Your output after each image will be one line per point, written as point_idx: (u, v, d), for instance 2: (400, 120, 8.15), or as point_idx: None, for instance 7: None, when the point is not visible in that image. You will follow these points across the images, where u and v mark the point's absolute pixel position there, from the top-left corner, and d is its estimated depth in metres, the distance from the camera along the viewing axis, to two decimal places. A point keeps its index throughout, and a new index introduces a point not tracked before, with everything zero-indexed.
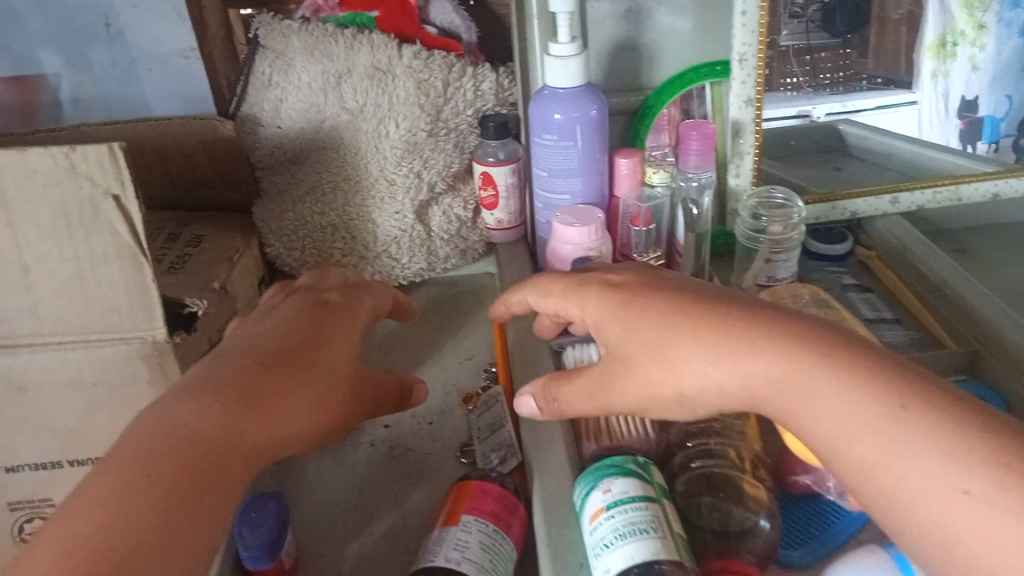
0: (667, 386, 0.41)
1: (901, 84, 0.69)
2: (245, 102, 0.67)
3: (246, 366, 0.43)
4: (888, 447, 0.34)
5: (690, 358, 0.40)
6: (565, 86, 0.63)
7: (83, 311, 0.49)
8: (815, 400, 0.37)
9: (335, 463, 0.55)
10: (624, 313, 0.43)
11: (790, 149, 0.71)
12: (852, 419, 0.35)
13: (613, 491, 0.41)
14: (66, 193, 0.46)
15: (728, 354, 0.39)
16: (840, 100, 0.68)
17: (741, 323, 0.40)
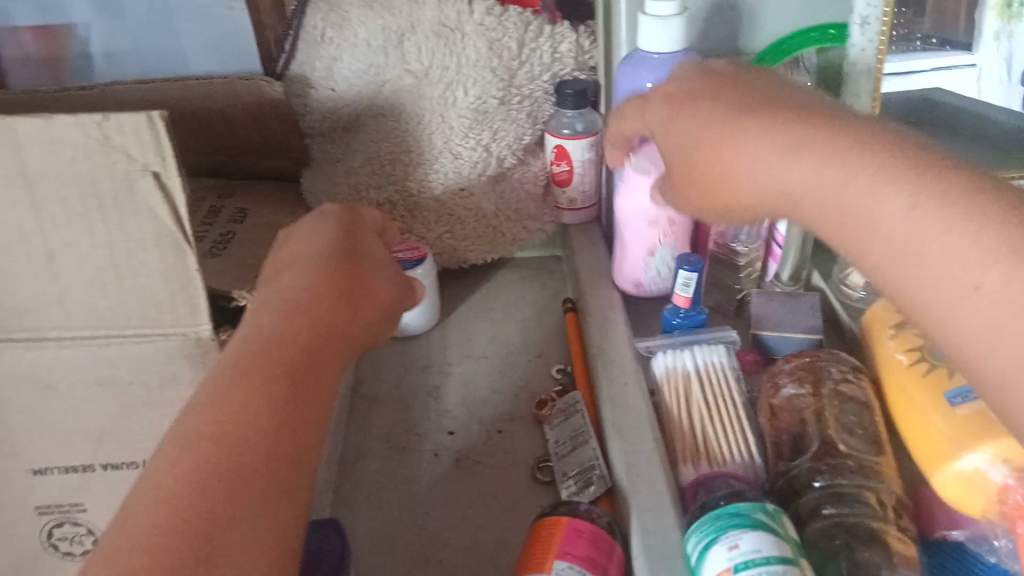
0: (724, 171, 0.37)
1: (957, 44, 0.57)
2: (295, 60, 0.59)
3: (265, 342, 0.40)
4: (904, 239, 0.29)
5: (730, 164, 0.36)
6: (660, 52, 0.55)
7: (119, 304, 0.43)
8: (827, 197, 0.32)
9: (395, 475, 0.50)
10: (682, 121, 0.40)
11: (891, 123, 0.60)
12: (870, 218, 0.30)
13: (741, 548, 0.34)
14: (99, 169, 0.40)
15: (755, 131, 0.35)
16: (894, 62, 0.57)
17: (779, 111, 0.35)
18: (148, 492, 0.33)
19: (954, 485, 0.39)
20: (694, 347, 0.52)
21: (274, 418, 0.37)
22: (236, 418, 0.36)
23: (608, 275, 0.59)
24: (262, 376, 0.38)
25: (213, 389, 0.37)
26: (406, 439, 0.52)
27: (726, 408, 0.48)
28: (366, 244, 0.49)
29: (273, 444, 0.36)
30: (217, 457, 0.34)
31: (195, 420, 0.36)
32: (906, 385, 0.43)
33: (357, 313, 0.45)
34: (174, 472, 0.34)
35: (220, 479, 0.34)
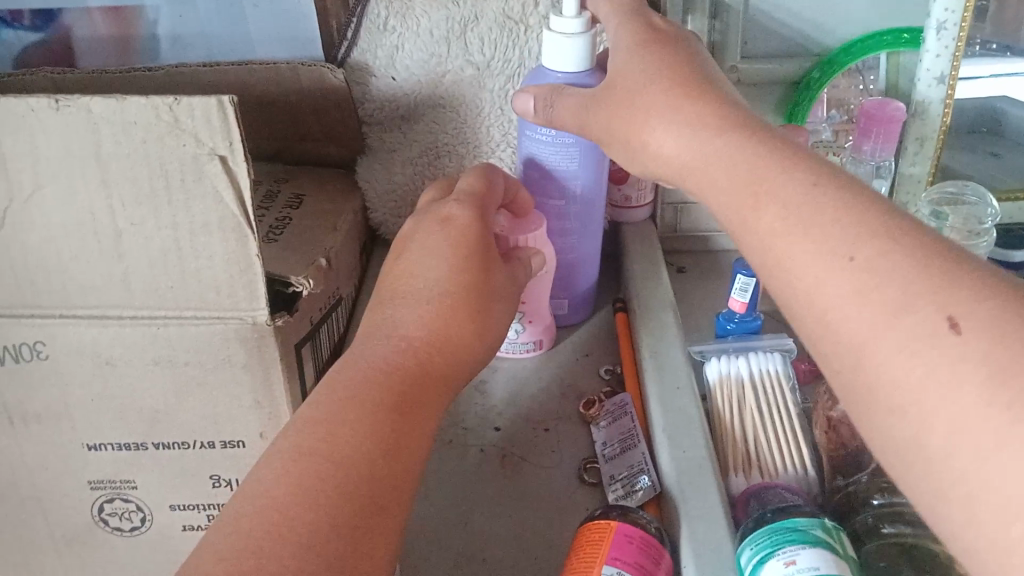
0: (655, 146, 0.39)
1: (1021, 49, 0.54)
2: (357, 47, 0.59)
3: (368, 368, 0.41)
4: (799, 220, 0.31)
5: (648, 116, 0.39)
6: (563, 73, 0.48)
7: (181, 284, 0.44)
8: (715, 185, 0.35)
9: (440, 468, 0.50)
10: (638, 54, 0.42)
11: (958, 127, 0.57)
12: (767, 185, 0.32)
13: (799, 565, 0.34)
14: (168, 149, 0.41)
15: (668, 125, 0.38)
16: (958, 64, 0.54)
17: (695, 101, 0.37)
18: (272, 480, 0.35)
19: None
20: (750, 355, 0.51)
21: (383, 442, 0.37)
22: (345, 441, 0.37)
23: (663, 278, 0.59)
24: (359, 419, 0.38)
25: (319, 410, 0.38)
26: (452, 432, 0.52)
27: (779, 418, 0.48)
28: (488, 254, 0.47)
29: (359, 487, 0.36)
30: (327, 489, 0.35)
31: (322, 420, 0.38)
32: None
33: (454, 326, 0.44)
34: (273, 508, 0.34)
35: (300, 523, 0.33)
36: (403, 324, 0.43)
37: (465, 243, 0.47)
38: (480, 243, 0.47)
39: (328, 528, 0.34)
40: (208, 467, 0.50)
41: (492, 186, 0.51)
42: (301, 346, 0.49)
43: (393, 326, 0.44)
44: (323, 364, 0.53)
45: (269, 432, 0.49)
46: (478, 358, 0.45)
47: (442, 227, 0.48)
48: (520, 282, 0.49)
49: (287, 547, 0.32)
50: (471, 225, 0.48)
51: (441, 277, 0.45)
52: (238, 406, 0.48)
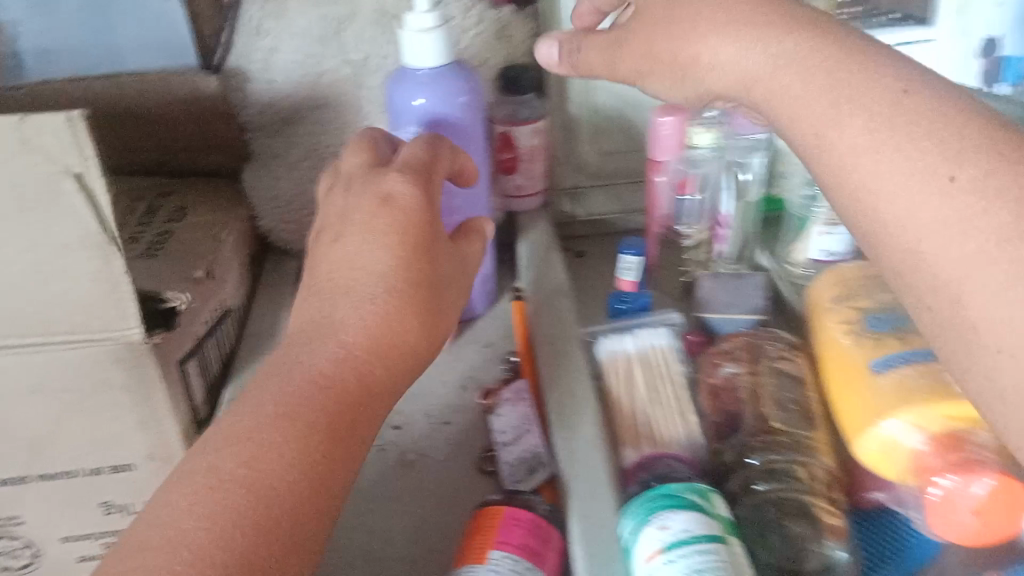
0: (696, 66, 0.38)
1: (920, 19, 0.56)
2: (232, 52, 0.58)
3: (308, 372, 0.37)
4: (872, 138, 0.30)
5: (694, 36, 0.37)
6: (427, 69, 0.51)
7: (46, 308, 0.42)
8: (788, 98, 0.33)
9: None
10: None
11: None
12: (852, 96, 0.31)
13: (672, 529, 0.35)
14: (20, 169, 0.39)
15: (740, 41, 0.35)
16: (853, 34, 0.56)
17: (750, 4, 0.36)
18: (179, 503, 0.32)
19: (874, 450, 0.39)
20: (639, 330, 0.53)
21: (305, 456, 0.34)
22: (264, 458, 0.34)
23: (556, 263, 0.59)
24: (291, 426, 0.35)
25: (247, 418, 0.35)
26: None
27: (667, 390, 0.49)
28: (427, 240, 0.43)
29: (273, 501, 0.33)
30: (232, 515, 0.32)
31: (246, 431, 0.35)
32: (853, 358, 0.43)
33: (400, 322, 0.40)
34: (174, 536, 0.31)
35: (203, 543, 0.31)
36: (347, 323, 0.39)
37: (410, 229, 0.42)
38: (423, 227, 0.43)
39: (239, 540, 0.31)
40: (99, 493, 0.49)
41: (432, 165, 0.46)
42: (185, 363, 0.48)
43: (392, 338, 0.40)
44: (213, 377, 0.52)
45: (158, 452, 0.48)
46: (421, 356, 0.41)
47: (382, 206, 0.43)
48: (457, 266, 0.46)
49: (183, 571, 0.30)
50: (409, 210, 0.43)
51: (393, 262, 0.41)
52: (123, 427, 0.47)
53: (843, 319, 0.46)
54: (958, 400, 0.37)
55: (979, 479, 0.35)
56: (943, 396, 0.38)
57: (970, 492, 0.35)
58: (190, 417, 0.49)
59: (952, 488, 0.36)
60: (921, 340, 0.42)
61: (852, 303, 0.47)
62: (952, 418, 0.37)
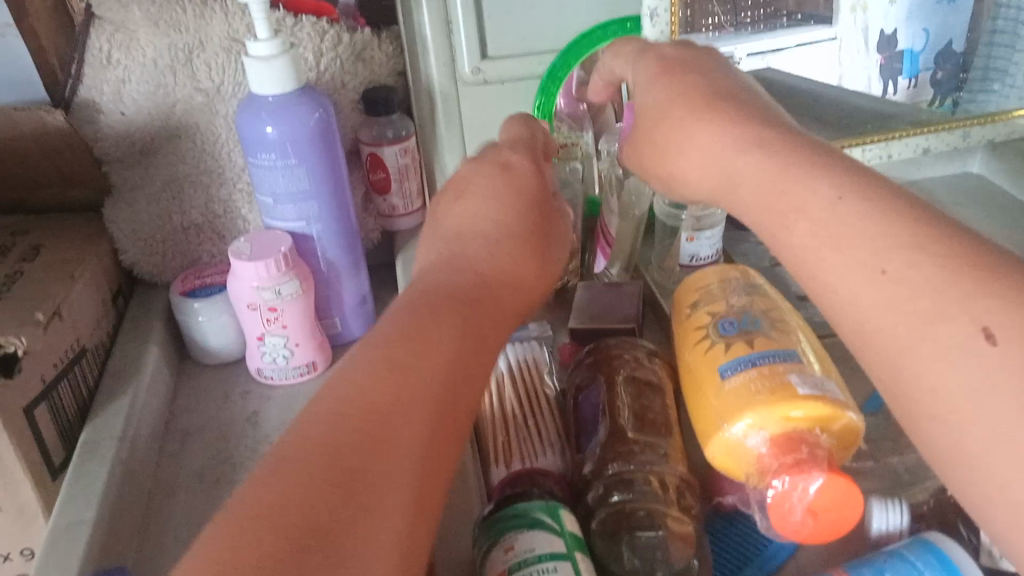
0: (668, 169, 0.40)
1: (820, 18, 0.60)
2: (82, 84, 0.56)
3: (457, 302, 0.36)
4: (817, 236, 0.31)
5: (675, 138, 0.39)
6: (274, 95, 0.51)
7: None
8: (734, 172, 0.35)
9: (207, 509, 0.48)
10: (661, 85, 0.42)
11: None
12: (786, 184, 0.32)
13: (517, 549, 0.35)
14: None
15: (697, 139, 0.38)
16: (764, 38, 0.59)
17: (715, 109, 0.38)
18: (340, 416, 0.29)
19: (719, 454, 0.40)
20: (510, 346, 0.53)
21: (456, 386, 0.33)
22: (415, 379, 0.32)
23: None
24: (434, 335, 0.34)
25: (390, 340, 0.33)
26: (222, 471, 0.51)
27: (536, 406, 0.49)
28: (550, 206, 0.44)
29: (429, 407, 0.31)
30: (392, 433, 0.29)
31: (394, 354, 0.32)
32: (705, 365, 0.44)
33: (532, 264, 0.40)
34: (334, 447, 0.28)
35: (377, 435, 0.29)
36: (490, 265, 0.39)
37: (530, 192, 0.43)
38: (545, 195, 0.44)
39: (400, 441, 0.29)
40: None
41: (533, 142, 0.48)
42: (33, 408, 0.46)
43: (518, 281, 0.39)
44: (71, 421, 0.50)
45: (9, 503, 0.45)
46: (540, 297, 0.41)
47: (503, 170, 0.44)
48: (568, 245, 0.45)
49: (350, 452, 0.28)
50: (533, 172, 0.45)
51: (533, 223, 0.42)
52: None
53: (699, 325, 0.47)
54: (803, 401, 0.38)
55: (811, 479, 0.36)
56: (781, 399, 0.39)
57: (806, 493, 0.36)
58: (44, 464, 0.47)
59: (789, 488, 0.37)
60: (771, 343, 0.43)
61: (708, 308, 0.49)
62: (789, 420, 0.39)
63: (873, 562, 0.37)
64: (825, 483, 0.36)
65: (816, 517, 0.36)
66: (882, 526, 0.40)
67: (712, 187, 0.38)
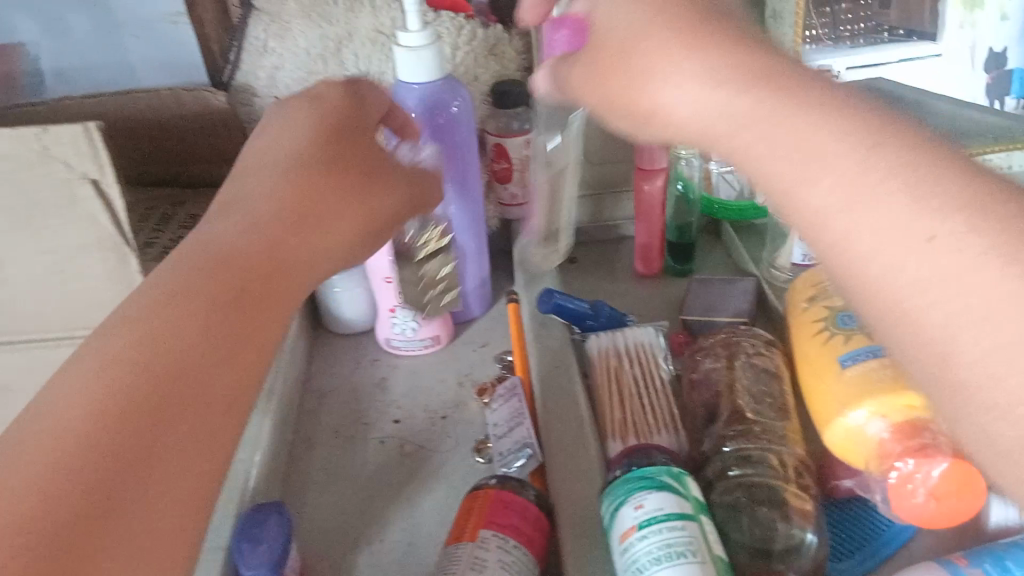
0: (661, 110, 0.32)
1: (925, 34, 0.58)
2: (240, 70, 0.62)
3: (248, 258, 0.37)
4: (858, 194, 0.26)
5: (643, 77, 0.31)
6: (416, 82, 0.54)
7: (64, 299, 0.46)
8: None
9: (341, 463, 0.52)
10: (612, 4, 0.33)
11: None
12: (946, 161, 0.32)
13: (645, 507, 0.37)
14: (39, 178, 0.43)
15: (690, 70, 0.30)
16: (865, 53, 0.57)
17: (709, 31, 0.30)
18: (89, 366, 0.31)
19: (838, 439, 0.41)
20: (625, 330, 0.55)
21: (184, 348, 0.33)
22: (154, 343, 0.32)
23: (548, 271, 0.63)
24: (189, 310, 0.34)
25: (142, 289, 0.34)
26: (354, 429, 0.55)
27: (652, 386, 0.51)
28: (370, 160, 0.44)
29: (178, 379, 0.32)
30: (116, 397, 0.30)
31: (154, 299, 0.34)
32: (823, 354, 0.46)
33: (302, 201, 0.41)
34: (90, 404, 0.29)
35: (142, 415, 0.30)
36: (263, 202, 0.40)
37: (336, 130, 0.44)
38: (349, 134, 0.44)
39: (168, 425, 0.30)
40: None
41: (365, 93, 0.47)
42: None
43: (291, 226, 0.40)
44: None
45: None
46: (343, 246, 0.42)
47: (312, 106, 0.45)
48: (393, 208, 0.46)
49: (120, 427, 0.29)
50: (342, 109, 0.45)
51: (312, 178, 0.41)
52: None
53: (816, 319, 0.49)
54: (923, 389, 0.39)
55: (935, 463, 0.37)
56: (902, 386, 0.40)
57: (929, 476, 0.37)
58: None
59: (912, 471, 0.38)
60: None
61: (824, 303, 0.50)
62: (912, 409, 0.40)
63: (997, 551, 0.37)
64: (949, 467, 0.37)
65: (937, 500, 0.37)
66: (1001, 519, 0.40)
67: (700, 133, 0.31)
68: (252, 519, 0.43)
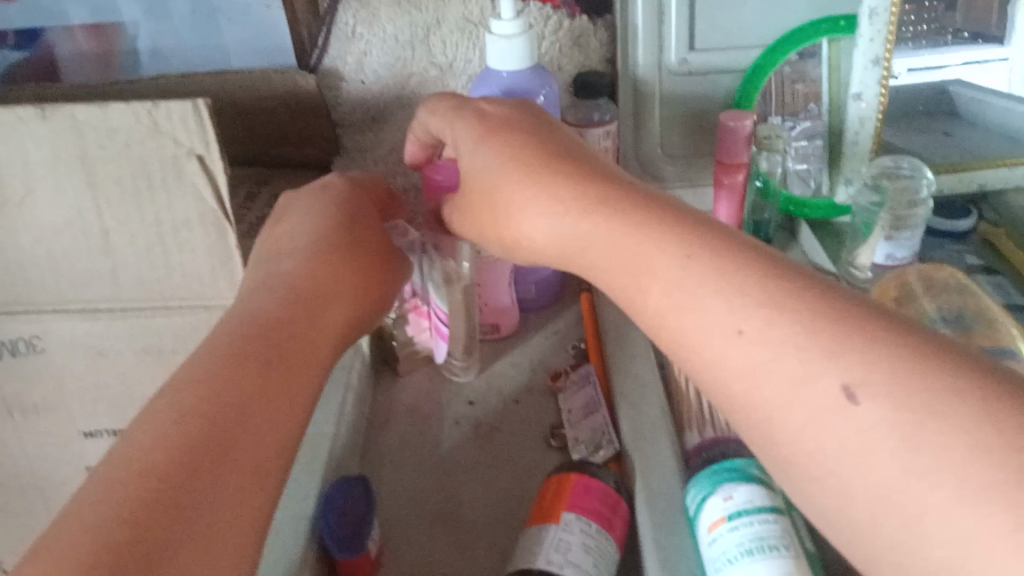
0: (511, 230, 0.41)
1: (991, 37, 0.59)
2: (327, 55, 0.63)
3: (265, 325, 0.39)
4: (676, 295, 0.33)
5: (513, 209, 0.40)
6: (506, 70, 0.55)
7: (164, 271, 0.48)
8: None
9: (416, 442, 0.53)
10: (488, 148, 0.42)
11: (906, 113, 0.62)
12: None
13: (735, 499, 0.37)
14: (149, 152, 0.45)
15: (542, 208, 0.39)
16: (924, 54, 0.59)
17: (558, 173, 0.39)
18: (150, 430, 0.32)
19: None
20: None
21: (244, 420, 0.34)
22: (215, 406, 0.34)
23: None
24: (240, 376, 0.36)
25: (200, 358, 0.36)
26: (429, 409, 0.56)
27: None
28: (364, 237, 0.47)
29: (232, 443, 0.33)
30: (176, 452, 0.32)
31: (206, 366, 0.36)
32: None
33: (329, 287, 0.43)
34: (148, 457, 0.31)
35: (200, 467, 0.32)
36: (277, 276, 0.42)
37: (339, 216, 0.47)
38: (353, 224, 0.47)
39: (216, 481, 0.32)
40: None
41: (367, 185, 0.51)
42: None
43: (316, 307, 0.42)
44: None
45: None
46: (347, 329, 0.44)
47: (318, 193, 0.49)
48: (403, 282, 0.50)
49: (179, 475, 0.31)
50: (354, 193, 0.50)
51: (321, 254, 0.44)
52: None
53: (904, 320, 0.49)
54: None
55: None
56: None
57: None
58: None
59: None
60: None
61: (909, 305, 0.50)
62: None
63: None
64: None
65: None
66: None
67: (556, 256, 0.39)
68: (337, 492, 0.44)
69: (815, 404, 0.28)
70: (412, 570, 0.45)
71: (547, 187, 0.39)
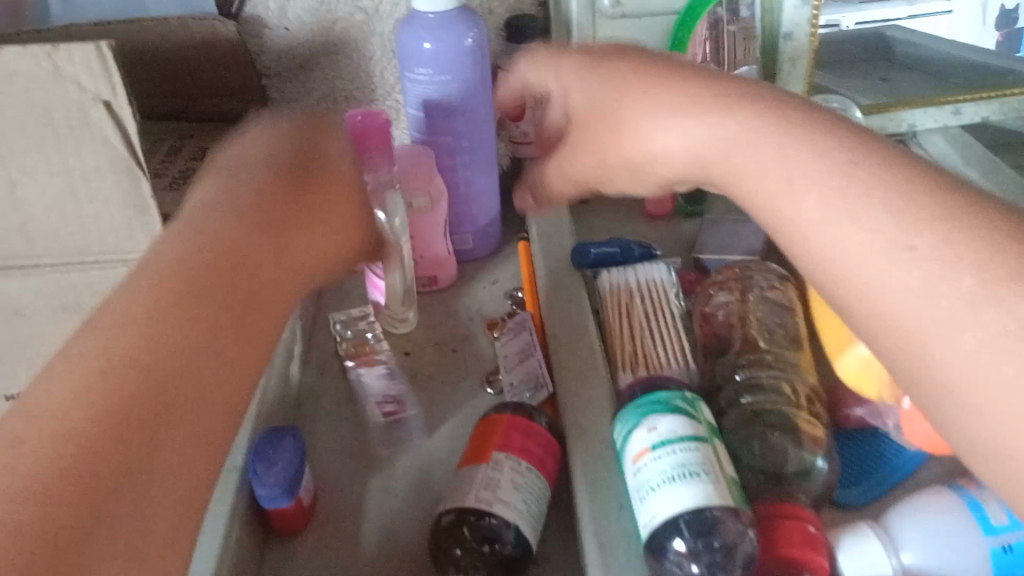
0: (634, 147, 0.40)
1: None
2: (248, 1, 0.60)
3: (237, 257, 0.36)
4: (795, 189, 0.33)
5: (631, 118, 0.39)
6: (432, 12, 0.53)
7: (78, 225, 0.46)
8: None
9: (351, 393, 0.53)
10: (594, 81, 0.42)
11: (845, 54, 0.62)
12: None
13: (659, 429, 0.37)
14: (53, 97, 0.43)
15: (673, 114, 0.38)
16: (874, 7, 0.60)
17: (681, 83, 0.38)
18: (79, 371, 0.29)
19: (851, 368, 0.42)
20: (637, 266, 0.55)
21: (198, 360, 0.31)
22: (167, 345, 0.31)
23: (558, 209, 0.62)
24: (185, 316, 0.32)
25: (143, 291, 0.33)
26: None
27: (663, 320, 0.50)
28: (315, 180, 0.42)
29: (180, 386, 0.30)
30: (124, 395, 0.28)
31: (147, 301, 0.32)
32: None
33: (296, 234, 0.40)
34: (86, 401, 0.28)
35: (147, 412, 0.29)
36: (225, 214, 0.38)
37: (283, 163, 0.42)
38: (301, 167, 0.43)
39: (167, 435, 0.29)
40: None
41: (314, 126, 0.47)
42: None
43: (280, 251, 0.38)
44: None
45: None
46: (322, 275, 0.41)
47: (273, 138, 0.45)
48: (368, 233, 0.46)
49: (128, 422, 0.28)
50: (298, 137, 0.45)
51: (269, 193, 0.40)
52: None
53: None
54: None
55: None
56: None
57: None
58: None
59: None
60: None
61: None
62: None
63: None
64: None
65: None
66: None
67: (685, 165, 0.38)
68: (265, 442, 0.43)
69: (935, 319, 0.28)
70: (344, 516, 0.45)
71: (669, 88, 0.38)
